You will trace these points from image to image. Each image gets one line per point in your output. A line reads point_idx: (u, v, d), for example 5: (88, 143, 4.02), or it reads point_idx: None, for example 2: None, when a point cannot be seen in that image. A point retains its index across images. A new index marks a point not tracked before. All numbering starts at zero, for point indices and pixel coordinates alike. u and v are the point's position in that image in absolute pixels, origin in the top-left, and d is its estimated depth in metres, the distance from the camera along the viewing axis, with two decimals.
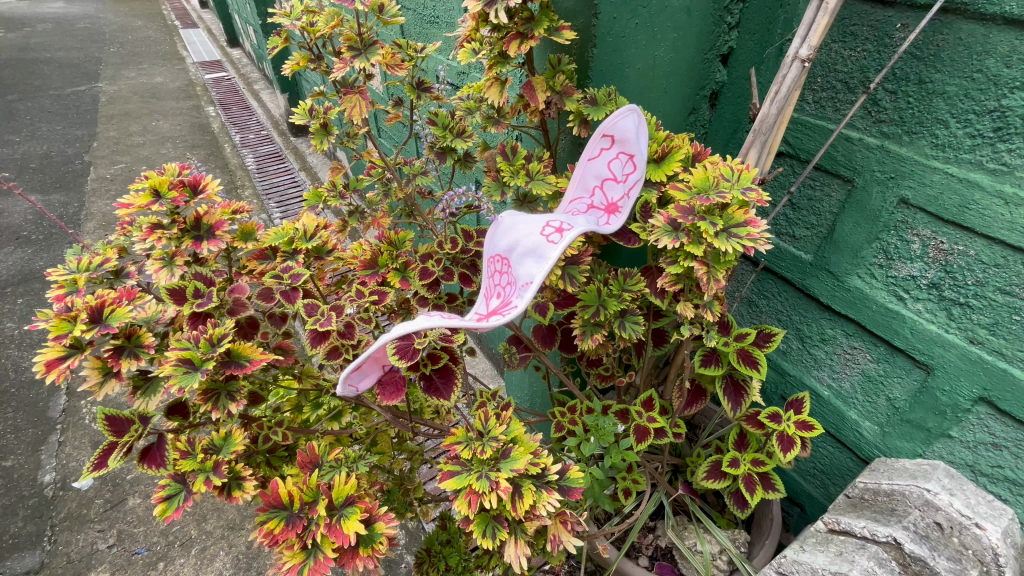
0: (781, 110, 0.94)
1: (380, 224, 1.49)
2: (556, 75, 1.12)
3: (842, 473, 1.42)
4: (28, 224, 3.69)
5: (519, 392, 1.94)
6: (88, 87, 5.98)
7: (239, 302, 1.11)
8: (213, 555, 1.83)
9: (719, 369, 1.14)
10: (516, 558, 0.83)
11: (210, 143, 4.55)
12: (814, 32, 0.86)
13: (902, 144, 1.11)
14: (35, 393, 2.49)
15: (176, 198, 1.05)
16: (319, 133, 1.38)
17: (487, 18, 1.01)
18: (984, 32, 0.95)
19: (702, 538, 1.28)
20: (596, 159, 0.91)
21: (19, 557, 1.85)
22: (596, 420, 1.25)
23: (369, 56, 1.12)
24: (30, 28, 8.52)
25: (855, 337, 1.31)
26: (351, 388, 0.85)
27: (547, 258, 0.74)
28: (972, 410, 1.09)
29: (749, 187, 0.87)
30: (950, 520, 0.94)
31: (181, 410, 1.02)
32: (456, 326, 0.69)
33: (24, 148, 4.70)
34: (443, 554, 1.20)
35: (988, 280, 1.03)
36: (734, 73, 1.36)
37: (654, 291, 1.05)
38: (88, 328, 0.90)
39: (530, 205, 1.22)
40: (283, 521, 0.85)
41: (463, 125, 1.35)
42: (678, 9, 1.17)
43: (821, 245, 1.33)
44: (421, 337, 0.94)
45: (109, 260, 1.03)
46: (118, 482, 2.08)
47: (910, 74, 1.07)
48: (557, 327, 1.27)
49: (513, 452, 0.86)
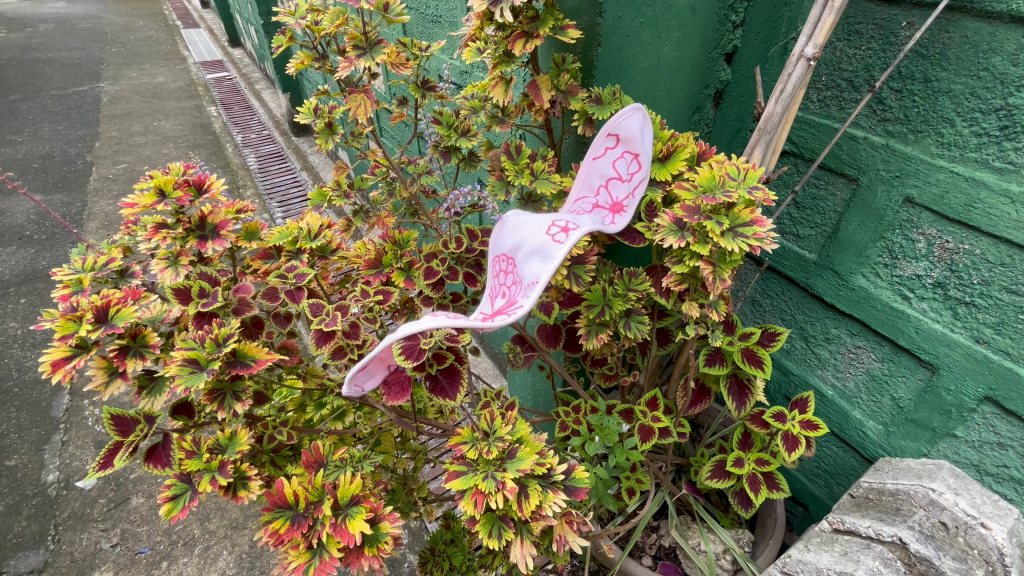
0: (786, 108, 0.93)
1: (383, 224, 1.49)
2: (561, 74, 1.12)
3: (847, 473, 1.42)
4: (31, 224, 3.69)
5: (522, 391, 1.95)
6: (90, 87, 5.99)
7: (244, 301, 1.10)
8: (216, 555, 1.83)
9: (723, 369, 1.13)
10: (522, 559, 0.82)
11: (211, 143, 4.56)
12: (820, 31, 0.85)
13: (907, 143, 1.11)
14: (38, 392, 2.49)
15: (180, 198, 1.05)
16: (323, 132, 1.37)
17: (492, 17, 1.01)
18: (990, 30, 0.95)
19: (706, 538, 1.28)
20: (601, 158, 0.89)
21: (23, 556, 1.85)
22: (600, 420, 1.24)
23: (374, 56, 1.13)
24: (31, 27, 8.53)
25: (859, 337, 1.31)
26: (356, 389, 0.86)
27: (553, 258, 0.75)
28: (977, 409, 1.09)
29: (755, 186, 0.87)
30: (956, 520, 0.93)
31: (186, 410, 1.02)
32: (461, 325, 0.69)
33: (27, 148, 4.71)
34: (447, 553, 1.20)
35: (993, 279, 1.02)
36: (738, 72, 1.36)
37: (660, 291, 1.05)
38: (94, 328, 0.89)
39: (534, 204, 1.21)
40: (288, 521, 0.86)
41: (467, 124, 1.35)
42: (682, 8, 1.17)
43: (825, 245, 1.33)
44: (427, 337, 0.94)
45: (113, 259, 1.03)
46: (121, 482, 2.09)
47: (916, 72, 1.07)
48: (562, 327, 1.26)
49: (518, 452, 0.85)
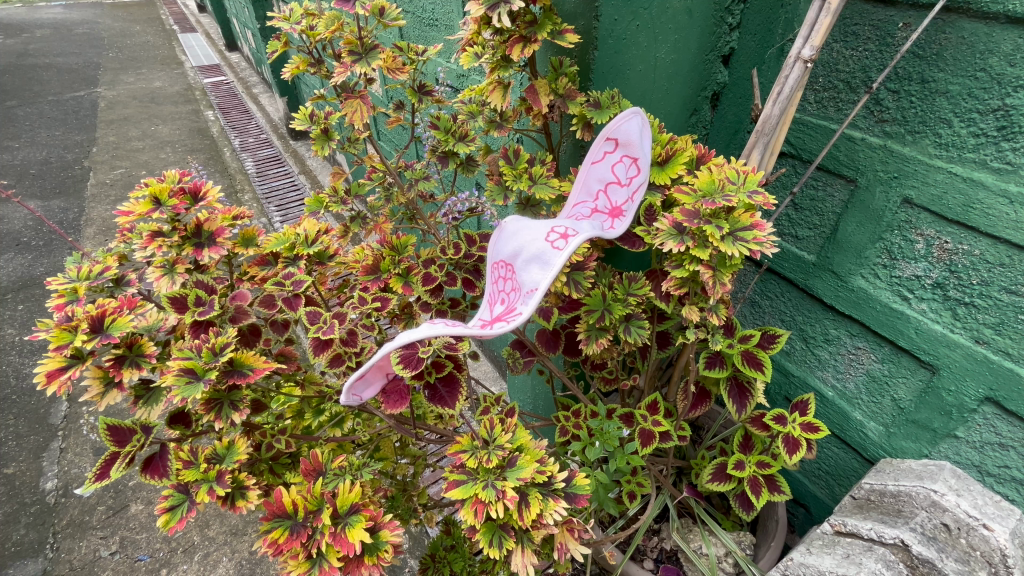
0: (784, 110, 0.92)
1: (382, 229, 1.47)
2: (559, 78, 1.11)
3: (849, 474, 1.41)
4: (28, 231, 3.68)
5: (522, 394, 1.94)
6: (88, 92, 6.01)
7: (242, 309, 1.10)
8: (216, 562, 1.82)
9: (724, 372, 1.12)
10: (524, 568, 0.81)
11: (210, 147, 4.55)
12: (817, 33, 0.85)
13: (904, 144, 1.11)
14: (36, 400, 2.48)
15: (176, 205, 1.04)
16: (320, 138, 1.38)
17: (489, 22, 1.00)
18: (987, 31, 0.95)
19: (708, 541, 1.26)
20: (600, 163, 0.89)
21: (21, 565, 1.84)
22: (601, 425, 1.23)
23: (370, 61, 1.12)
24: (29, 32, 8.55)
25: (859, 338, 1.30)
26: (355, 398, 0.85)
27: (552, 265, 0.73)
28: (977, 410, 1.09)
29: (755, 191, 0.87)
30: (958, 522, 0.93)
31: (183, 419, 1.00)
32: (460, 333, 0.68)
33: (24, 154, 4.70)
34: (448, 559, 1.19)
35: (993, 280, 1.02)
36: (736, 74, 1.35)
37: (659, 295, 1.04)
38: (89, 338, 0.88)
39: (533, 209, 1.20)
40: (287, 530, 0.85)
41: (465, 128, 1.34)
42: (679, 11, 1.17)
43: (824, 245, 1.33)
44: (425, 346, 0.93)
45: (109, 268, 1.03)
46: (121, 489, 2.07)
47: (912, 73, 1.07)
48: (562, 331, 1.25)
49: (519, 461, 0.85)
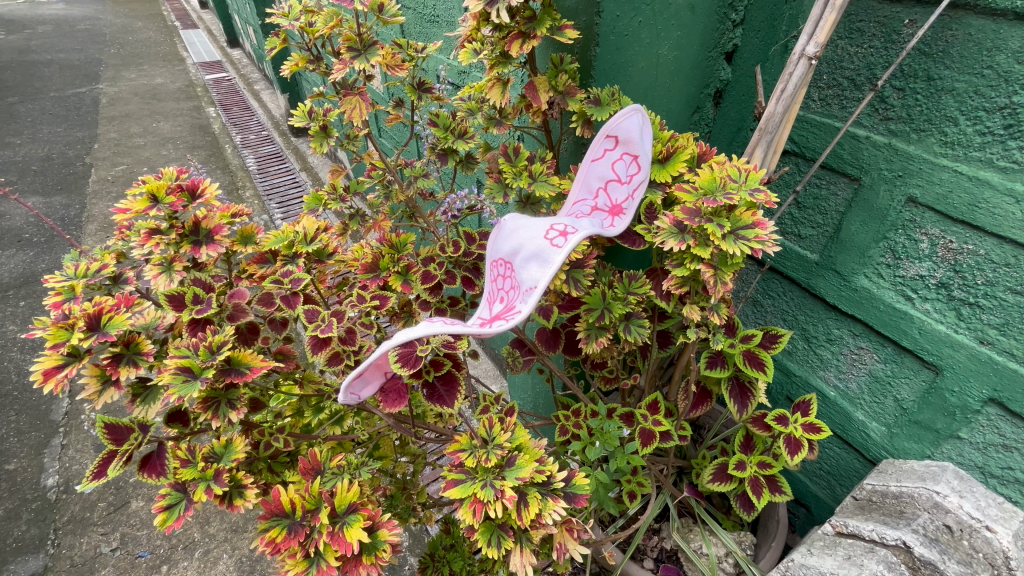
0: (787, 108, 0.91)
1: (381, 227, 1.47)
2: (559, 75, 1.10)
3: (850, 475, 1.40)
4: (30, 227, 3.69)
5: (523, 393, 1.94)
6: (89, 89, 5.99)
7: (239, 308, 1.09)
8: (216, 559, 1.82)
9: (725, 372, 1.11)
10: (522, 568, 0.80)
11: (210, 144, 4.55)
12: (822, 29, 0.84)
13: (910, 142, 1.10)
14: (37, 396, 2.49)
15: (174, 202, 1.03)
16: (318, 136, 1.37)
17: (489, 17, 0.98)
18: (994, 27, 0.93)
19: (709, 542, 1.25)
20: (600, 160, 0.88)
21: (22, 561, 1.85)
22: (601, 425, 1.22)
23: (369, 57, 1.10)
24: (29, 29, 8.52)
25: (862, 338, 1.29)
26: (352, 396, 0.84)
27: (552, 263, 0.73)
28: (981, 410, 1.08)
29: (757, 189, 0.86)
30: (960, 523, 0.91)
31: (180, 417, 1.00)
32: (459, 332, 0.67)
33: (26, 151, 4.70)
34: (447, 558, 1.19)
35: (998, 280, 1.01)
36: (739, 71, 1.34)
37: (660, 293, 1.03)
38: (85, 336, 0.87)
39: (532, 206, 1.20)
40: (284, 529, 0.84)
41: (464, 125, 1.33)
42: (682, 6, 1.15)
43: (826, 245, 1.32)
44: (424, 344, 0.93)
45: (106, 265, 1.03)
46: (121, 486, 2.07)
47: (918, 70, 1.05)
48: (561, 331, 1.25)
49: (517, 460, 0.84)
